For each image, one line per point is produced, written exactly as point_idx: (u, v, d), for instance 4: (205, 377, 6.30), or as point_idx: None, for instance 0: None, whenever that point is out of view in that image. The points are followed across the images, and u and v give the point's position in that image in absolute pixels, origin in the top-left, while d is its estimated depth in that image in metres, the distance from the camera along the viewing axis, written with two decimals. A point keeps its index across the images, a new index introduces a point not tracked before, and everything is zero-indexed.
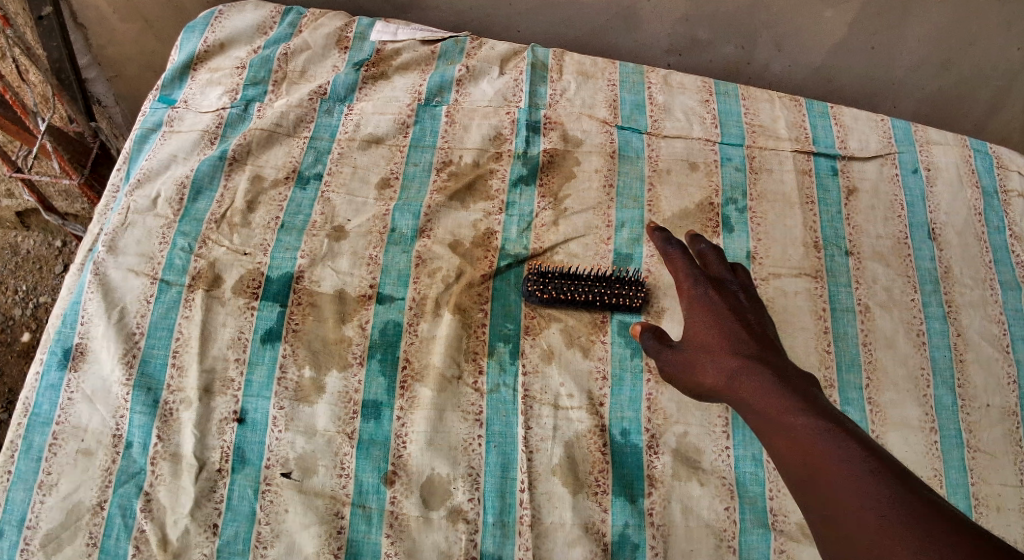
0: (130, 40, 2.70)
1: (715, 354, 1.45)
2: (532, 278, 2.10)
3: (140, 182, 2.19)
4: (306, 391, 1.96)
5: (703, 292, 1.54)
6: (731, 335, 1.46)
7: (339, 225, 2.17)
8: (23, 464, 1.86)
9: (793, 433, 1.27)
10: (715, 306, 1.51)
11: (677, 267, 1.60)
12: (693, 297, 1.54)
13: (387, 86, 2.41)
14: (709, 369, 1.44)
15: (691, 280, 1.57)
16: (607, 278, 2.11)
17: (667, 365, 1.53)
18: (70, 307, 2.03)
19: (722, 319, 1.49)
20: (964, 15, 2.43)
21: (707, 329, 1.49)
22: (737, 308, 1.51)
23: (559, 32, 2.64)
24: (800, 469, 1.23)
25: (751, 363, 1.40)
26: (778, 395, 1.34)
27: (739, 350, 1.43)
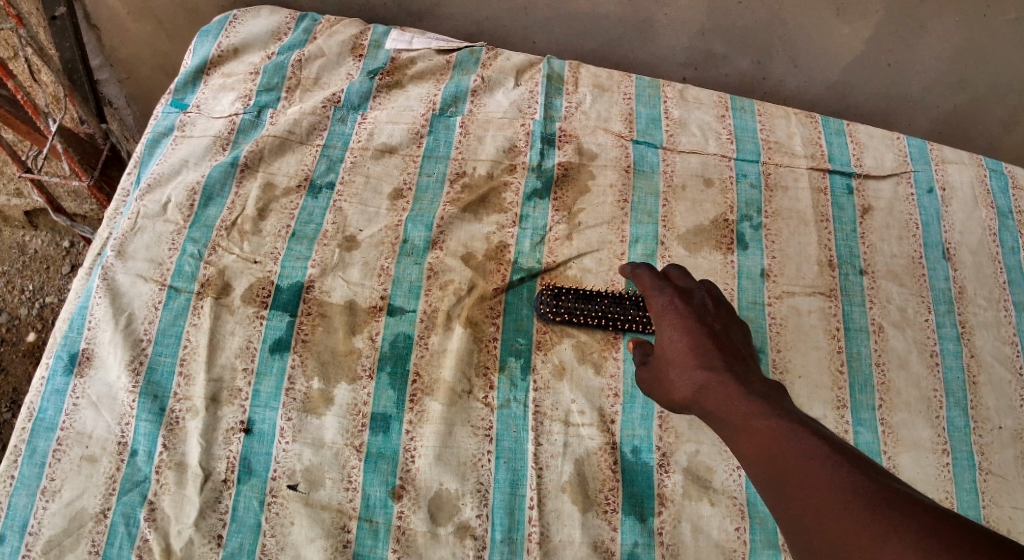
0: (142, 43, 2.68)
1: (684, 366, 1.44)
2: (546, 297, 2.08)
3: (150, 187, 2.17)
4: (314, 403, 1.94)
5: (664, 306, 1.52)
6: (697, 346, 1.45)
7: (351, 235, 2.15)
8: (26, 469, 1.84)
9: (774, 435, 1.24)
10: (682, 315, 1.49)
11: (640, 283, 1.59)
12: (658, 311, 1.53)
13: (401, 95, 2.40)
14: (681, 381, 1.44)
15: (654, 293, 1.54)
16: (622, 301, 2.07)
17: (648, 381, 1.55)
18: (76, 311, 2.01)
19: (688, 331, 1.47)
20: (981, 30, 2.41)
21: (676, 340, 1.47)
22: (702, 317, 1.50)
23: (574, 44, 2.62)
24: (788, 471, 1.17)
25: (721, 375, 1.39)
26: (752, 404, 1.32)
27: (709, 360, 1.42)
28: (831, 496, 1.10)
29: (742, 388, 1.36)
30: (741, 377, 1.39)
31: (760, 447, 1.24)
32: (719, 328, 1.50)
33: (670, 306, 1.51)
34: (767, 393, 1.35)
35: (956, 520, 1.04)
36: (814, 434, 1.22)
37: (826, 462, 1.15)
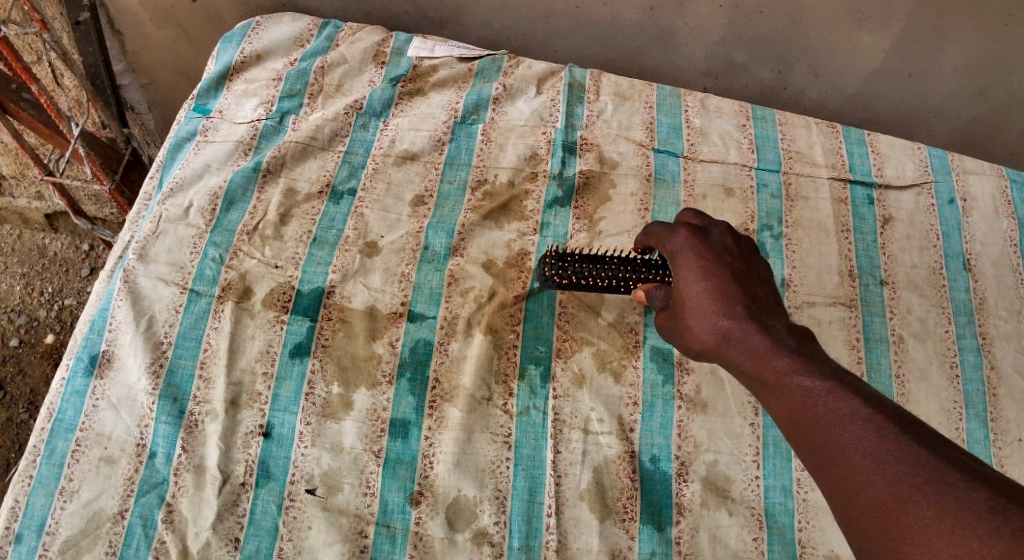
0: (164, 48, 2.70)
1: (697, 303, 1.44)
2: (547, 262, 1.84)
3: (173, 191, 2.19)
4: (334, 408, 1.95)
5: (674, 242, 1.58)
6: (710, 280, 1.46)
7: (372, 241, 2.16)
8: (44, 469, 1.85)
9: (801, 403, 1.24)
10: (699, 253, 1.52)
11: (650, 232, 1.69)
12: (670, 250, 1.59)
13: (423, 102, 2.41)
14: (697, 323, 1.43)
15: (664, 234, 1.62)
16: None
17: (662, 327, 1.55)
18: (98, 312, 2.03)
19: (704, 263, 1.49)
20: (1002, 44, 2.39)
21: (695, 281, 1.47)
22: (720, 255, 1.52)
23: (595, 53, 2.63)
24: (814, 444, 1.20)
25: (744, 323, 1.38)
26: (781, 361, 1.31)
27: (724, 294, 1.43)
28: (858, 474, 1.13)
29: (770, 343, 1.35)
30: (766, 329, 1.38)
31: (789, 410, 1.26)
32: (741, 268, 1.51)
33: (682, 238, 1.57)
34: (793, 344, 1.35)
35: (983, 482, 1.04)
36: (843, 398, 1.22)
37: (858, 436, 1.16)
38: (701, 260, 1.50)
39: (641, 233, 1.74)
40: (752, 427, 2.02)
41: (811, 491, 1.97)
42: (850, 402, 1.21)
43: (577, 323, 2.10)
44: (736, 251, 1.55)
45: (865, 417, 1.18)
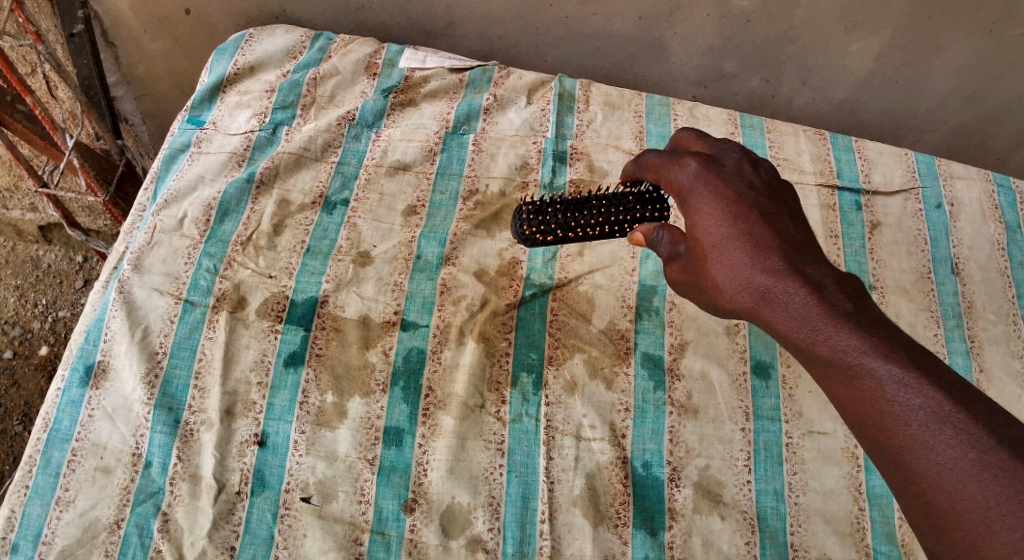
0: (159, 60, 2.72)
1: (725, 256, 1.37)
2: (534, 215, 1.78)
3: (167, 202, 2.21)
4: (328, 416, 1.96)
5: (687, 176, 1.47)
6: (736, 227, 1.38)
7: (365, 251, 2.18)
8: (40, 479, 1.86)
9: (865, 390, 1.21)
10: (720, 192, 1.42)
11: (654, 163, 1.57)
12: (682, 186, 1.48)
13: (415, 113, 2.44)
14: (727, 279, 1.36)
15: (674, 167, 1.51)
16: (618, 199, 1.79)
17: (679, 279, 1.48)
18: (93, 323, 2.04)
19: (728, 204, 1.41)
20: (991, 50, 2.42)
21: (724, 230, 1.39)
22: (744, 193, 1.43)
23: (585, 63, 2.65)
24: (882, 436, 1.18)
25: (786, 283, 1.32)
26: (835, 333, 1.26)
27: (755, 245, 1.36)
28: (932, 476, 1.11)
29: (820, 309, 1.29)
30: (811, 288, 1.32)
31: (853, 395, 1.23)
32: (766, 206, 1.43)
33: (696, 172, 1.47)
34: (846, 308, 1.29)
35: None
36: (915, 387, 1.17)
37: (934, 436, 1.13)
38: (722, 200, 1.41)
39: (642, 163, 1.62)
40: (743, 431, 2.04)
41: (802, 495, 1.99)
42: (923, 391, 1.16)
43: (568, 331, 2.13)
44: (755, 181, 1.47)
45: (934, 403, 1.15)
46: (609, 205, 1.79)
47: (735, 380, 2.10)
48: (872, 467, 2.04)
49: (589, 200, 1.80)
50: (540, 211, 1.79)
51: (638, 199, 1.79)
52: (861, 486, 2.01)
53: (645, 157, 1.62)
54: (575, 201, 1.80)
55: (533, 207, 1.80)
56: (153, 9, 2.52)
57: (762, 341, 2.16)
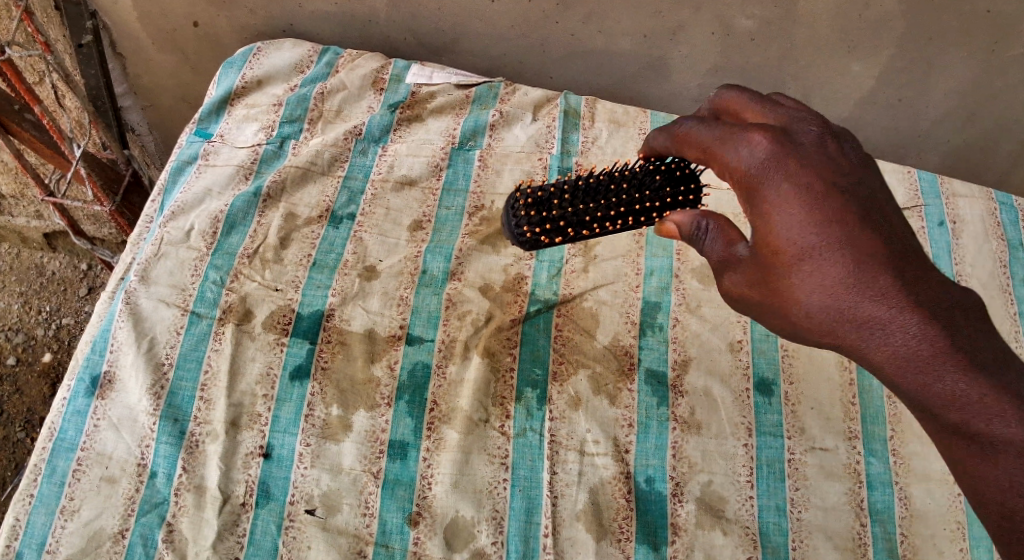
0: (167, 72, 2.74)
1: (811, 275, 1.25)
2: (535, 218, 1.82)
3: (174, 214, 2.22)
4: (333, 429, 1.98)
5: (754, 162, 1.30)
6: (825, 236, 1.24)
7: (371, 265, 2.21)
8: (45, 488, 1.86)
9: (971, 432, 1.18)
10: (804, 193, 1.26)
11: (707, 142, 1.39)
12: (747, 174, 1.31)
13: (421, 128, 2.47)
14: (816, 300, 1.25)
15: (736, 150, 1.33)
16: (638, 178, 1.78)
17: (742, 294, 1.37)
18: (99, 333, 2.04)
19: (814, 207, 1.26)
20: (992, 70, 2.44)
21: (813, 244, 1.25)
22: (834, 191, 1.28)
23: (590, 80, 2.68)
24: (984, 479, 1.18)
25: (889, 312, 1.21)
26: (944, 370, 1.19)
27: (848, 261, 1.23)
28: None
29: (926, 342, 1.20)
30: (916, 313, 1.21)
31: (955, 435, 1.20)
32: (856, 205, 1.28)
33: (767, 159, 1.30)
34: (954, 337, 1.20)
35: None
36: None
37: None
38: (803, 199, 1.26)
39: (688, 137, 1.44)
40: (745, 447, 2.06)
41: (804, 511, 2.00)
42: None
43: (571, 346, 2.14)
44: (840, 172, 1.31)
45: None
46: (628, 193, 1.77)
47: (738, 397, 2.12)
48: (874, 483, 2.05)
49: (604, 189, 1.79)
50: (541, 212, 1.83)
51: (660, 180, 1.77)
52: (863, 501, 2.03)
53: (691, 130, 1.44)
54: (586, 194, 1.81)
55: (533, 209, 1.84)
56: (161, 22, 2.53)
57: (764, 358, 2.17)
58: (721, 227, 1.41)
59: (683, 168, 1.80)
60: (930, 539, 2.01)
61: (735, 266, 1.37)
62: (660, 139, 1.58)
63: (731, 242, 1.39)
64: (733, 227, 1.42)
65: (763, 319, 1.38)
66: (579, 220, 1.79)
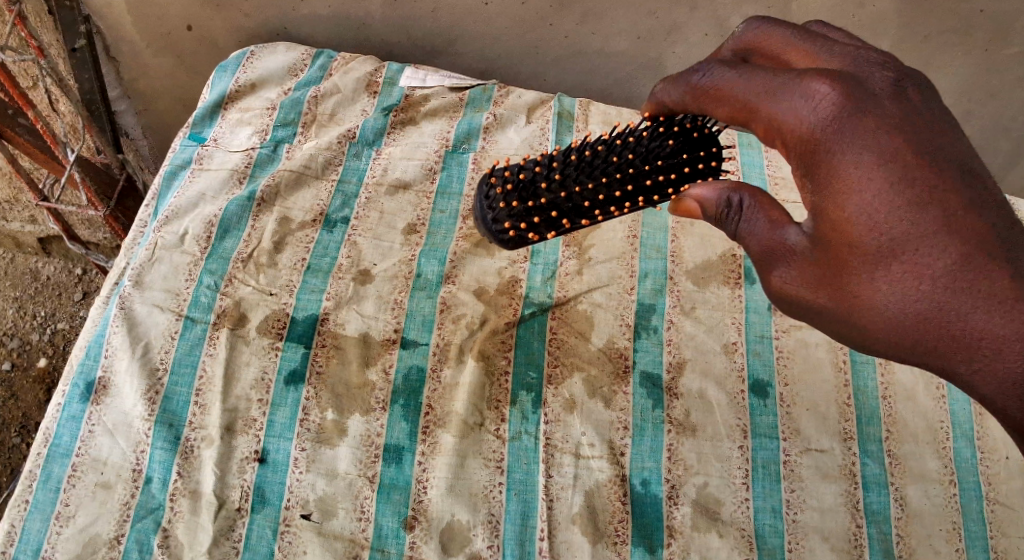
0: (161, 75, 2.73)
1: (895, 266, 1.07)
2: (517, 209, 1.70)
3: (168, 219, 2.22)
4: (328, 433, 1.97)
5: (817, 120, 1.11)
6: (918, 217, 1.05)
7: (366, 268, 2.21)
8: (40, 494, 1.84)
9: None
10: (883, 162, 1.07)
11: (754, 95, 1.17)
12: (808, 134, 1.12)
13: (415, 131, 2.48)
14: (890, 291, 1.08)
15: (794, 105, 1.13)
16: (648, 147, 1.58)
17: (797, 292, 1.19)
18: (93, 339, 2.04)
19: (899, 181, 1.06)
20: (988, 70, 2.45)
21: (895, 225, 1.06)
22: (922, 160, 1.07)
23: (585, 81, 2.68)
24: None
25: (992, 313, 1.02)
26: None
27: (944, 248, 1.04)
28: None
29: None
30: None
31: None
32: (952, 179, 1.07)
33: (832, 116, 1.10)
34: None
35: None
36: None
37: None
38: (890, 175, 1.07)
39: (724, 90, 1.21)
40: (741, 449, 2.06)
41: (800, 512, 2.00)
42: None
43: (567, 349, 2.14)
44: (929, 136, 1.10)
45: None
46: (636, 167, 1.57)
47: (733, 399, 2.12)
48: (869, 484, 2.05)
49: (604, 166, 1.60)
50: (525, 201, 1.69)
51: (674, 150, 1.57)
52: (858, 503, 2.03)
53: (726, 80, 1.21)
54: (582, 172, 1.62)
55: (515, 198, 1.71)
56: (156, 26, 2.52)
57: (759, 359, 2.18)
58: (759, 204, 1.23)
59: (700, 130, 1.59)
60: (926, 539, 2.01)
61: (788, 257, 1.18)
62: (671, 93, 1.34)
63: (777, 224, 1.20)
64: (773, 203, 1.23)
65: (822, 324, 1.20)
66: (575, 205, 1.64)
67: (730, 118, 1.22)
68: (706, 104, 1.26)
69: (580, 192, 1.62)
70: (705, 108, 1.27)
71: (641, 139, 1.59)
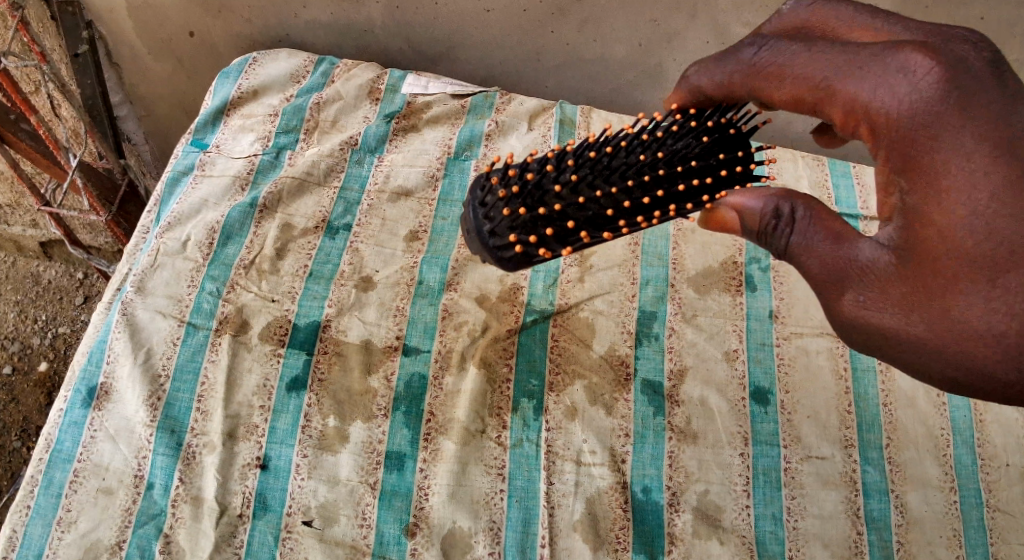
0: (163, 80, 2.73)
1: (997, 288, 1.07)
2: (523, 219, 1.42)
3: (170, 225, 2.22)
4: (330, 440, 1.98)
5: (901, 103, 1.13)
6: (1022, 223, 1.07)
7: (367, 275, 2.22)
8: (42, 500, 1.84)
9: None
10: (988, 157, 1.08)
11: (829, 76, 1.20)
12: (894, 119, 1.14)
13: (417, 138, 2.49)
14: (979, 296, 1.09)
15: (874, 86, 1.16)
16: (680, 144, 1.44)
17: (880, 321, 1.18)
18: (95, 345, 2.04)
19: (1004, 182, 1.07)
20: None
21: (995, 230, 1.07)
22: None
23: (586, 88, 2.69)
24: None
25: None
26: None
27: None
28: None
29: None
30: None
31: None
32: None
33: (930, 97, 1.12)
34: None
35: None
36: None
37: None
38: (995, 173, 1.08)
39: (795, 70, 1.25)
40: (742, 456, 2.06)
41: (801, 519, 2.01)
42: None
43: (568, 356, 2.15)
44: None
45: None
46: (670, 167, 1.42)
47: (734, 406, 2.12)
48: (870, 491, 2.05)
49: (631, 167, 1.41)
50: (531, 210, 1.42)
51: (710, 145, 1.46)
52: (859, 510, 2.03)
53: (798, 58, 1.25)
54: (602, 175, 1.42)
55: (518, 204, 1.43)
56: (157, 32, 2.52)
57: (760, 366, 2.18)
58: (814, 214, 1.25)
59: (733, 127, 1.49)
60: (927, 546, 2.01)
61: (864, 279, 1.19)
62: (705, 79, 1.41)
63: (846, 241, 1.21)
64: (828, 213, 1.25)
65: (902, 357, 1.18)
66: (599, 214, 1.40)
67: (793, 100, 1.27)
68: (763, 84, 1.31)
69: (602, 197, 1.39)
70: (763, 92, 1.32)
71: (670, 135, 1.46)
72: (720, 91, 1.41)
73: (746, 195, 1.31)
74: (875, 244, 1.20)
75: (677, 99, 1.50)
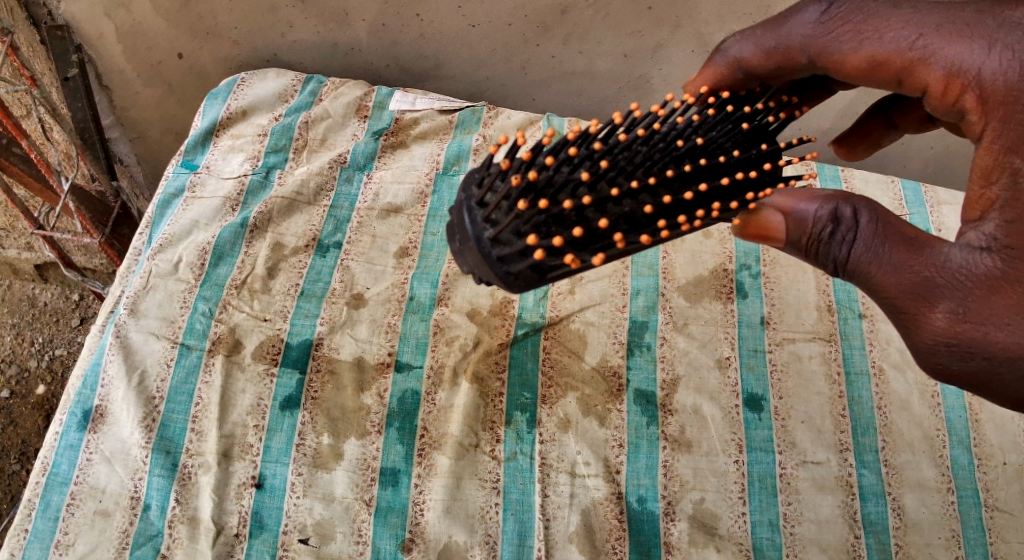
0: (153, 104, 2.74)
1: None
2: (542, 219, 1.19)
3: (162, 246, 2.23)
4: (324, 459, 1.98)
5: (1016, 61, 1.19)
6: None
7: (359, 292, 2.23)
8: (39, 523, 1.84)
9: None
10: None
11: (933, 36, 1.26)
12: (1008, 80, 1.20)
13: (405, 155, 2.52)
14: None
15: (986, 44, 1.22)
16: (719, 131, 1.39)
17: (982, 335, 1.20)
18: (90, 367, 2.04)
19: None
20: None
21: None
22: None
23: (572, 102, 2.71)
24: None
25: None
26: None
27: None
28: None
29: None
30: None
31: None
32: None
33: None
34: None
35: None
36: None
37: None
38: None
39: (886, 31, 1.31)
40: (736, 464, 2.06)
41: (797, 525, 2.00)
42: None
43: (560, 369, 2.16)
44: None
45: None
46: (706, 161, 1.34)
47: (727, 413, 2.13)
48: (866, 494, 2.05)
49: (659, 161, 1.29)
50: (549, 207, 1.21)
51: (743, 135, 1.42)
52: (856, 513, 2.03)
53: (894, 18, 1.31)
54: (628, 169, 1.26)
55: (533, 200, 1.20)
56: (146, 57, 2.53)
57: (753, 374, 2.19)
58: (878, 220, 1.29)
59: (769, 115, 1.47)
60: (925, 548, 2.01)
61: (957, 289, 1.23)
62: (749, 47, 1.45)
63: (926, 249, 1.26)
64: (886, 212, 1.31)
65: (1004, 375, 1.20)
66: (632, 215, 1.24)
67: (877, 61, 1.32)
68: (842, 46, 1.35)
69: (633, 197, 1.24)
70: (842, 55, 1.36)
71: (698, 125, 1.38)
72: (770, 61, 1.44)
73: (792, 199, 1.37)
74: (964, 248, 1.24)
75: (710, 79, 1.51)
